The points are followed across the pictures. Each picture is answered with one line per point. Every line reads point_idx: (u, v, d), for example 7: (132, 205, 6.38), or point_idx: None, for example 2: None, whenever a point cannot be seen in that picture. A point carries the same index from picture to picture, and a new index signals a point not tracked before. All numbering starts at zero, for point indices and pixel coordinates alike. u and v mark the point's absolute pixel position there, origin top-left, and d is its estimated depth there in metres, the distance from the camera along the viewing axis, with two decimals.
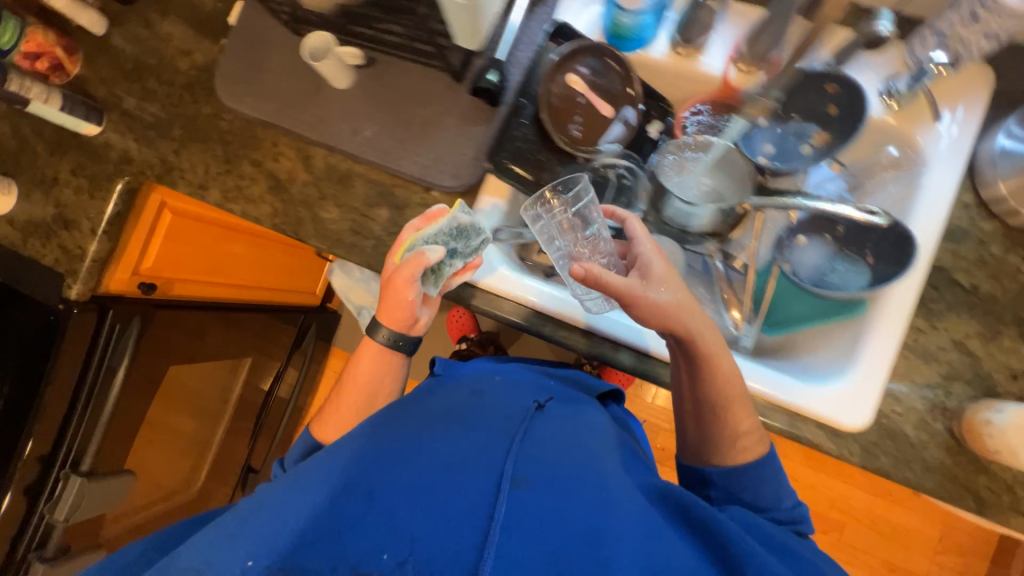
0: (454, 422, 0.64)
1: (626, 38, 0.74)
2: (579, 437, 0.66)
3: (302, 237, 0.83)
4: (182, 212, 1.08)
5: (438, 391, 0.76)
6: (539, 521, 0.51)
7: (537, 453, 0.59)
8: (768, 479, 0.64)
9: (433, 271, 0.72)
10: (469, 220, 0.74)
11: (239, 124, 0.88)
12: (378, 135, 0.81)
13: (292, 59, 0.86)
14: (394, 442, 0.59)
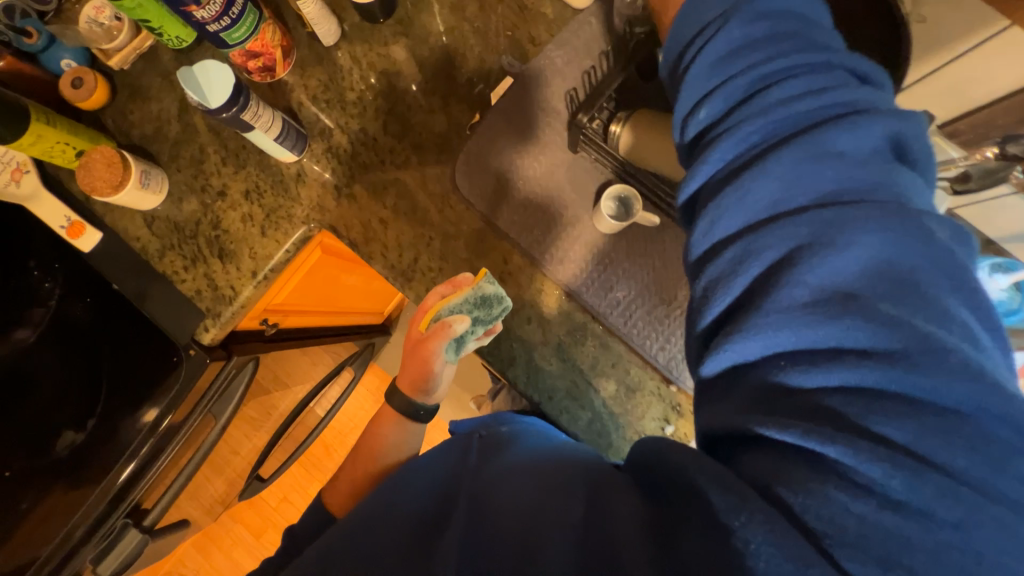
0: (442, 460, 0.59)
1: None
2: (547, 452, 0.54)
3: (508, 378, 0.74)
4: (330, 251, 0.93)
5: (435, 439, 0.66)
6: (498, 520, 0.45)
7: (492, 471, 0.52)
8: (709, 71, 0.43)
9: (455, 342, 0.68)
10: (490, 285, 0.67)
11: (469, 220, 0.76)
12: (631, 302, 0.72)
13: (554, 173, 0.74)
14: (373, 499, 0.56)
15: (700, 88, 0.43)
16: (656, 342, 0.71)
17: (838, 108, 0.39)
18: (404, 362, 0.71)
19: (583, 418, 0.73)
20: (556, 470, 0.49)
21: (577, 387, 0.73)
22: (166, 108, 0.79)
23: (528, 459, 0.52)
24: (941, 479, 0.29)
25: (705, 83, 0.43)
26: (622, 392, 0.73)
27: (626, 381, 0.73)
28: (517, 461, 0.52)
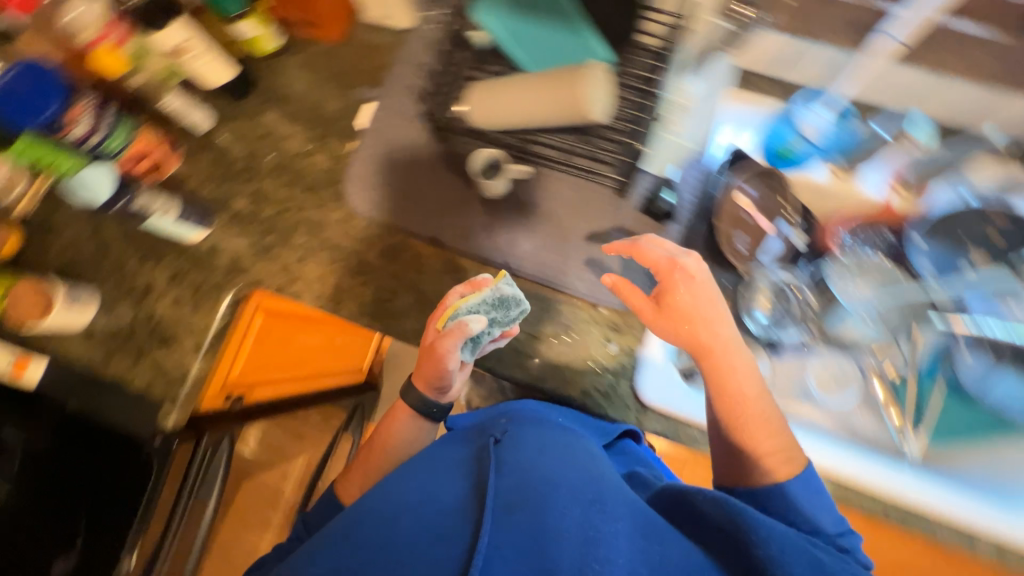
0: (446, 471, 0.63)
1: (792, 162, 0.77)
2: (558, 453, 0.64)
3: (455, 355, 0.78)
4: (274, 312, 0.98)
5: (432, 456, 0.68)
6: (523, 543, 0.51)
7: (512, 475, 0.59)
8: (812, 494, 0.62)
9: (473, 341, 0.71)
10: (510, 289, 0.71)
11: (374, 231, 0.83)
12: (536, 249, 0.79)
13: (433, 167, 0.82)
14: (378, 515, 0.57)
15: (813, 496, 0.62)
16: (573, 275, 0.78)
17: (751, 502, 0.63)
18: (420, 359, 0.75)
19: (533, 365, 0.77)
20: (585, 479, 0.59)
21: (519, 340, 0.78)
22: (78, 232, 0.85)
23: (548, 463, 0.61)
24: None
25: (815, 494, 0.62)
26: (558, 330, 0.77)
27: (558, 318, 0.78)
28: (531, 464, 0.61)
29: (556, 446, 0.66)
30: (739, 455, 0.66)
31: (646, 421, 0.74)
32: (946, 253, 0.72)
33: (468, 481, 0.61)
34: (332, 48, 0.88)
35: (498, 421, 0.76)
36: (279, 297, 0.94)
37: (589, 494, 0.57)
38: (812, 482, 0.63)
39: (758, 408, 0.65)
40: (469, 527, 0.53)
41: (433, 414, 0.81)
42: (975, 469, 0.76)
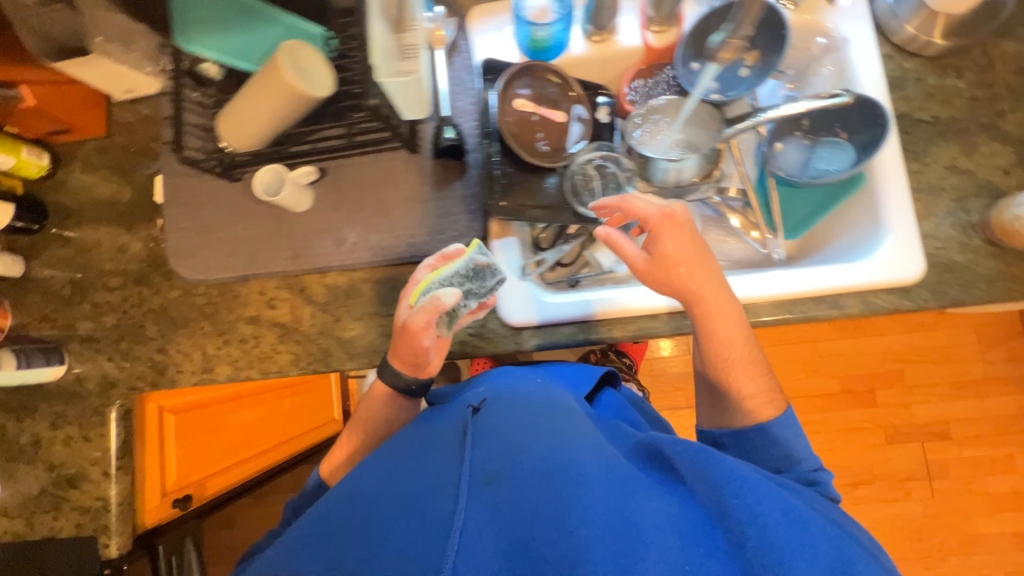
0: (430, 446, 0.65)
1: (547, 49, 0.77)
2: (545, 424, 0.65)
3: (336, 367, 0.78)
4: (184, 407, 0.97)
5: (426, 424, 0.69)
6: (503, 527, 0.52)
7: (494, 449, 0.61)
8: (789, 437, 0.65)
9: (449, 314, 0.69)
10: (487, 259, 0.72)
11: (215, 291, 0.82)
12: (362, 236, 0.79)
13: (239, 207, 0.81)
14: (369, 495, 0.60)
15: (794, 434, 0.65)
16: (407, 242, 0.78)
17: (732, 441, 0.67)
18: (394, 343, 0.69)
19: None
20: (571, 446, 0.60)
21: (385, 325, 0.78)
22: None
23: (534, 433, 0.63)
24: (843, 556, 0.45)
25: (797, 434, 0.65)
26: None
27: None
28: (515, 435, 0.63)
29: (544, 418, 0.66)
30: (726, 399, 0.71)
31: (526, 341, 0.76)
32: (717, 69, 0.77)
33: (451, 454, 0.62)
34: (104, 142, 0.88)
35: (477, 391, 0.76)
36: (178, 392, 0.93)
37: (572, 463, 0.57)
38: (791, 419, 0.66)
39: (732, 359, 0.69)
40: (455, 496, 0.55)
41: (415, 392, 0.74)
42: (840, 246, 0.78)
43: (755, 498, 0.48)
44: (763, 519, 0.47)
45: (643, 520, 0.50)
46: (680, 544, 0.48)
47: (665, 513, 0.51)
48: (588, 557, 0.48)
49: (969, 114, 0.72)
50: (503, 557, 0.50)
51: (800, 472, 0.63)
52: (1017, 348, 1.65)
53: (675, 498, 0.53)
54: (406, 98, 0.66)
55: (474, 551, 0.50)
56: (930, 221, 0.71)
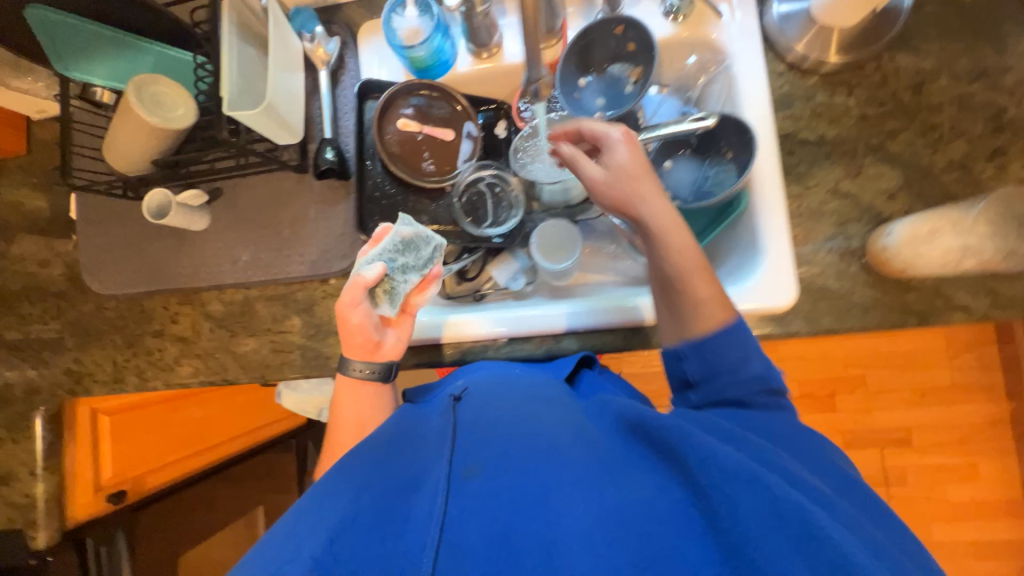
0: (405, 437, 0.56)
1: (429, 68, 0.77)
2: (528, 407, 0.56)
3: (233, 379, 0.83)
4: (118, 409, 1.01)
5: (397, 416, 0.61)
6: (489, 520, 0.45)
7: (473, 438, 0.52)
8: (737, 343, 0.56)
9: (385, 289, 0.68)
10: (414, 231, 0.71)
11: (124, 305, 0.86)
12: (254, 255, 0.81)
13: (142, 225, 0.84)
14: (336, 487, 0.51)
15: (736, 339, 0.57)
16: (295, 261, 0.80)
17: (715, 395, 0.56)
18: (340, 330, 0.69)
19: (297, 357, 0.80)
20: (555, 433, 0.52)
21: (277, 340, 0.81)
22: None
23: (514, 417, 0.54)
24: (839, 556, 0.37)
25: (741, 337, 0.57)
26: (305, 316, 0.81)
27: (301, 306, 0.81)
28: (495, 420, 0.54)
29: (522, 398, 0.58)
30: (682, 305, 0.61)
31: (407, 359, 0.79)
32: (603, 87, 0.76)
33: (432, 443, 0.54)
34: (25, 160, 0.92)
35: (455, 384, 0.67)
36: (116, 395, 0.98)
37: (559, 451, 0.49)
38: (738, 324, 0.57)
39: (686, 262, 0.60)
40: (433, 491, 0.48)
41: (373, 375, 0.69)
42: (727, 269, 0.75)
43: (738, 492, 0.41)
44: (749, 511, 0.40)
45: (622, 509, 0.44)
46: (671, 540, 0.41)
47: (647, 502, 0.44)
48: (568, 555, 0.41)
49: (857, 134, 0.69)
50: (481, 558, 0.43)
51: (747, 375, 0.55)
52: (992, 356, 1.53)
53: (660, 481, 0.46)
54: (268, 126, 0.66)
55: (454, 548, 0.44)
56: (807, 245, 0.69)
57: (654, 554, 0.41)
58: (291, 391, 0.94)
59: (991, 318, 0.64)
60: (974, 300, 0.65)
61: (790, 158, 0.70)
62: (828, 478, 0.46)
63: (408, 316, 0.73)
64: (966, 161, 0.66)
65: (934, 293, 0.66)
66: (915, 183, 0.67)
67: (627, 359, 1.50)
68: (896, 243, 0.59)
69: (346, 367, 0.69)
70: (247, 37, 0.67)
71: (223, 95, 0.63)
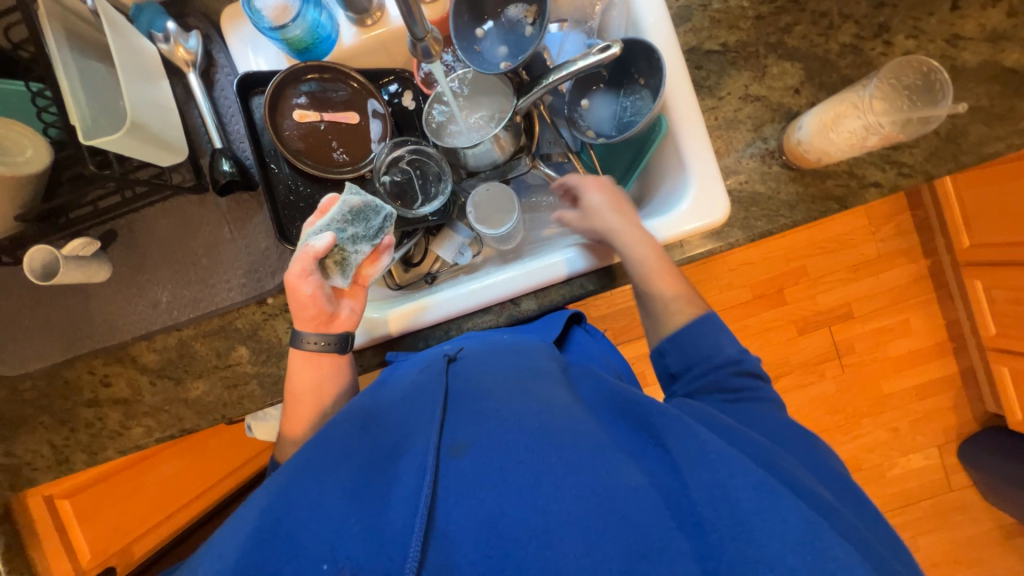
0: (397, 411, 0.54)
1: (312, 48, 0.70)
2: (523, 379, 0.54)
3: (192, 427, 0.77)
4: (76, 489, 0.95)
5: (372, 394, 0.60)
6: (482, 495, 0.43)
7: (464, 411, 0.49)
8: (713, 329, 0.61)
9: (335, 260, 0.64)
10: (362, 200, 0.66)
11: (42, 382, 0.78)
12: (175, 293, 0.74)
13: (33, 292, 0.74)
14: (319, 462, 0.49)
15: (712, 326, 0.62)
16: (224, 289, 0.74)
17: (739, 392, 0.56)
18: (289, 302, 0.65)
19: (255, 386, 0.76)
20: (553, 407, 0.49)
21: (228, 376, 0.76)
22: None
23: (508, 390, 0.51)
24: (816, 543, 0.39)
25: (717, 328, 0.61)
26: (252, 343, 0.76)
27: (243, 334, 0.75)
28: (490, 390, 0.52)
29: (516, 369, 0.55)
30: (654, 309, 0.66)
31: (371, 359, 0.77)
32: (502, 34, 0.72)
33: (423, 416, 0.51)
34: None
35: (444, 348, 0.66)
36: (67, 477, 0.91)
37: (554, 425, 0.47)
38: (710, 317, 0.62)
39: (650, 268, 0.66)
40: (420, 468, 0.45)
41: (329, 349, 0.66)
42: (662, 194, 0.77)
43: (740, 489, 0.41)
44: (742, 506, 0.41)
45: (617, 492, 0.42)
46: (663, 525, 0.41)
47: (642, 485, 0.43)
48: (560, 540, 0.39)
49: (756, 35, 0.70)
50: (473, 537, 0.41)
51: (725, 359, 0.59)
52: (906, 223, 1.69)
53: (648, 467, 0.46)
54: (142, 149, 0.58)
55: (445, 536, 0.41)
56: (730, 155, 0.71)
57: (645, 537, 0.40)
58: (261, 422, 0.89)
59: (899, 188, 0.69)
60: (883, 174, 0.69)
61: (700, 73, 0.71)
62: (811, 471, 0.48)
63: (362, 286, 0.70)
64: (856, 43, 0.69)
65: (849, 175, 0.70)
66: (816, 74, 0.69)
67: (593, 304, 1.53)
68: (808, 135, 0.62)
69: (299, 341, 0.65)
70: (85, 51, 0.58)
71: (75, 122, 0.54)
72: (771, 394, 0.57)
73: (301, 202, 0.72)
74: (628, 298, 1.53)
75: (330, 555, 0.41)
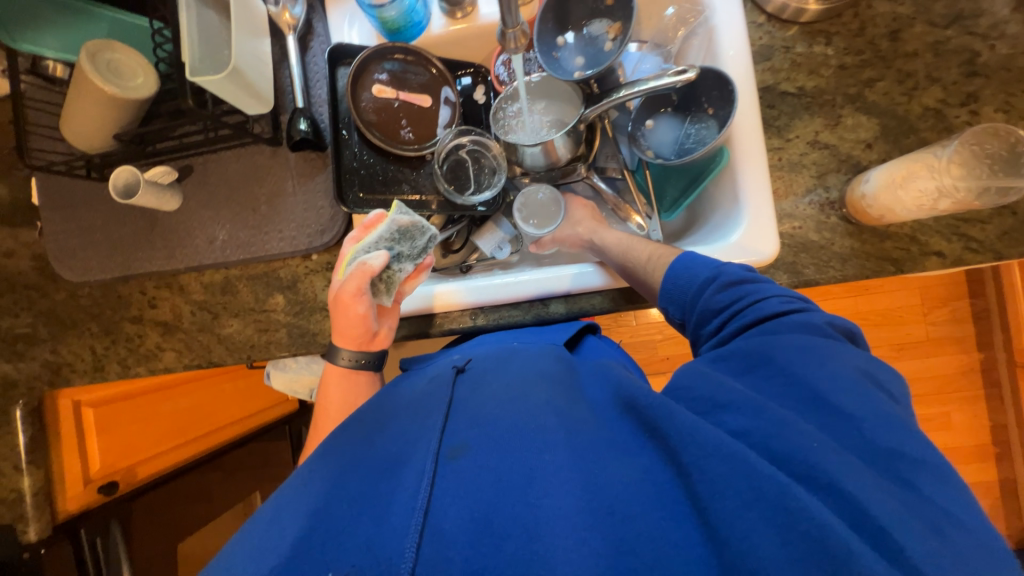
0: (398, 414, 0.54)
1: (403, 30, 0.74)
2: (523, 384, 0.53)
3: (218, 361, 0.81)
4: (102, 400, 0.98)
5: (385, 393, 0.60)
6: (476, 497, 0.42)
7: (464, 415, 0.50)
8: (687, 263, 0.61)
9: (382, 279, 0.67)
10: (411, 218, 0.68)
11: (98, 292, 0.84)
12: (231, 233, 0.79)
13: (110, 208, 0.81)
14: (326, 471, 0.48)
15: (687, 261, 0.61)
16: (276, 238, 0.78)
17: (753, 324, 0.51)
18: (334, 317, 0.67)
19: (284, 335, 0.79)
20: (549, 410, 0.48)
21: (261, 320, 0.80)
22: None
23: (504, 394, 0.51)
24: (815, 529, 0.34)
25: (686, 260, 0.60)
26: (290, 294, 0.79)
27: (284, 283, 0.79)
28: (484, 399, 0.51)
29: (518, 377, 0.55)
30: (636, 273, 0.68)
31: (395, 331, 0.79)
32: (581, 45, 0.74)
33: (427, 418, 0.51)
34: None
35: (454, 357, 0.67)
36: (97, 386, 0.95)
37: (546, 428, 0.46)
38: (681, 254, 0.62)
39: (625, 243, 0.72)
40: (419, 472, 0.45)
41: (365, 366, 0.69)
42: (711, 225, 0.76)
43: (716, 469, 0.38)
44: (723, 487, 0.37)
45: (606, 489, 0.41)
46: (658, 524, 0.39)
47: (633, 480, 0.42)
48: (551, 539, 0.38)
49: (835, 85, 0.70)
50: (465, 540, 0.40)
51: (704, 283, 0.57)
52: (963, 311, 1.60)
53: (645, 462, 0.43)
54: (234, 94, 0.64)
55: (440, 530, 0.41)
56: (789, 199, 0.70)
57: (634, 533, 0.39)
58: (279, 372, 0.92)
59: (963, 262, 0.66)
60: (948, 245, 0.66)
61: (771, 112, 0.71)
62: (853, 443, 0.39)
63: (398, 304, 0.73)
64: (941, 107, 0.67)
65: (910, 240, 0.67)
66: (892, 132, 0.68)
67: (615, 329, 1.51)
68: (874, 188, 0.60)
69: (334, 356, 0.68)
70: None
71: (185, 60, 0.60)
72: (805, 315, 0.50)
73: (364, 170, 0.76)
74: (652, 330, 1.50)
75: (334, 565, 0.40)
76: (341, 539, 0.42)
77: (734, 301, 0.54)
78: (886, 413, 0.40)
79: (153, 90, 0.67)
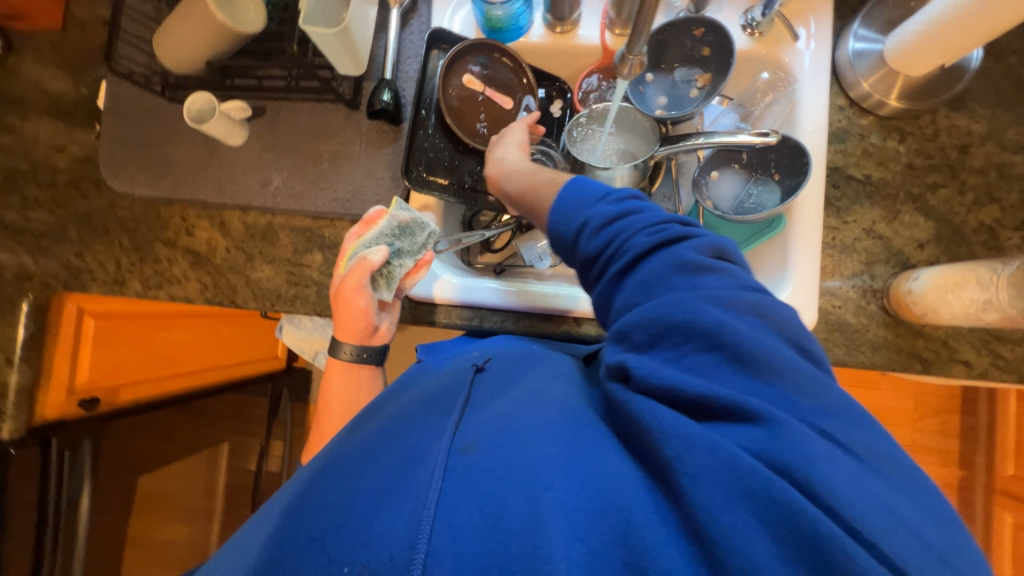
0: (411, 406, 0.53)
1: (505, 30, 0.76)
2: (538, 383, 0.52)
3: (240, 304, 0.80)
4: (105, 313, 0.95)
5: (400, 386, 0.61)
6: (476, 490, 0.40)
7: (480, 416, 0.48)
8: (565, 195, 0.53)
9: (382, 274, 0.68)
10: (411, 215, 0.70)
11: (139, 208, 0.83)
12: (287, 181, 0.79)
13: (174, 129, 0.81)
14: (340, 461, 0.47)
15: (568, 195, 0.53)
16: (330, 195, 0.78)
17: (626, 261, 0.47)
18: (335, 312, 0.67)
19: (311, 293, 0.79)
20: (550, 405, 0.46)
21: (293, 273, 0.79)
22: None
23: (519, 393, 0.50)
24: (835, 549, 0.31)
25: (569, 194, 0.53)
26: (328, 254, 0.79)
27: (325, 243, 0.79)
28: (500, 401, 0.50)
29: (530, 380, 0.53)
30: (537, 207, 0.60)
31: (423, 314, 0.78)
32: (666, 87, 0.77)
33: (437, 411, 0.50)
34: (58, 38, 0.88)
35: (472, 354, 0.67)
36: (106, 298, 0.93)
37: (542, 422, 0.44)
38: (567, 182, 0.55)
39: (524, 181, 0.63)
40: (429, 463, 0.43)
41: (366, 360, 0.68)
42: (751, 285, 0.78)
43: (700, 464, 0.35)
44: (706, 481, 0.34)
45: (607, 487, 0.38)
46: (647, 513, 0.36)
47: (631, 477, 0.38)
48: (550, 533, 0.36)
49: (900, 181, 0.72)
50: (468, 538, 0.38)
51: (581, 224, 0.51)
52: (953, 425, 1.62)
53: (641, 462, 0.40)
54: (335, 51, 0.65)
55: (448, 522, 0.38)
56: (834, 278, 0.71)
57: (626, 527, 0.36)
58: (292, 328, 0.91)
59: (987, 376, 0.68)
60: (976, 357, 0.68)
61: (835, 191, 0.73)
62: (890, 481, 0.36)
63: (400, 299, 0.73)
64: (995, 226, 0.70)
65: (942, 343, 0.69)
66: (945, 238, 0.70)
67: None
68: (922, 288, 0.63)
69: (337, 350, 0.68)
70: None
71: (301, 9, 0.61)
72: (672, 249, 0.45)
73: (432, 153, 0.78)
74: None
75: (350, 559, 0.38)
76: (356, 529, 0.40)
77: (598, 236, 0.49)
78: (772, 342, 0.39)
79: (259, 28, 0.71)
